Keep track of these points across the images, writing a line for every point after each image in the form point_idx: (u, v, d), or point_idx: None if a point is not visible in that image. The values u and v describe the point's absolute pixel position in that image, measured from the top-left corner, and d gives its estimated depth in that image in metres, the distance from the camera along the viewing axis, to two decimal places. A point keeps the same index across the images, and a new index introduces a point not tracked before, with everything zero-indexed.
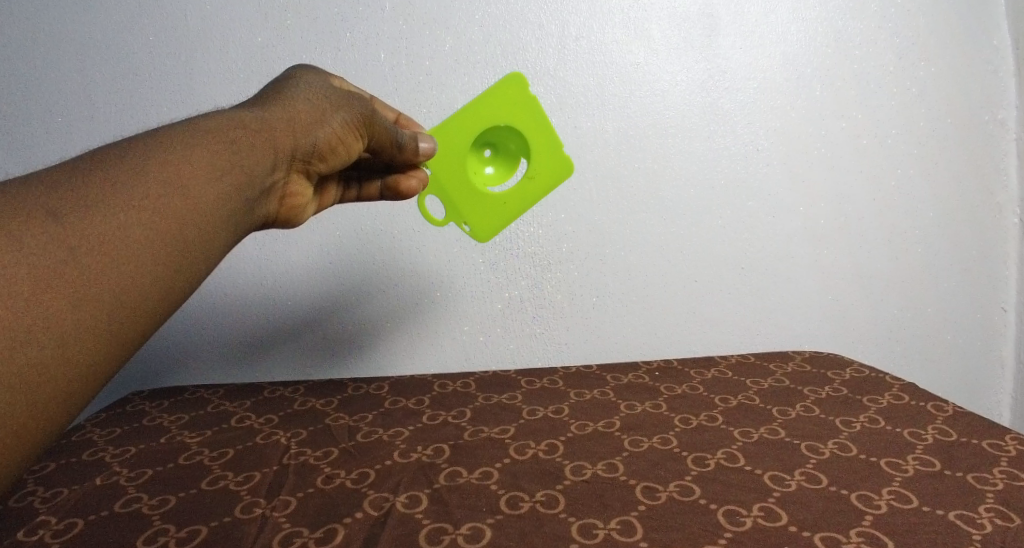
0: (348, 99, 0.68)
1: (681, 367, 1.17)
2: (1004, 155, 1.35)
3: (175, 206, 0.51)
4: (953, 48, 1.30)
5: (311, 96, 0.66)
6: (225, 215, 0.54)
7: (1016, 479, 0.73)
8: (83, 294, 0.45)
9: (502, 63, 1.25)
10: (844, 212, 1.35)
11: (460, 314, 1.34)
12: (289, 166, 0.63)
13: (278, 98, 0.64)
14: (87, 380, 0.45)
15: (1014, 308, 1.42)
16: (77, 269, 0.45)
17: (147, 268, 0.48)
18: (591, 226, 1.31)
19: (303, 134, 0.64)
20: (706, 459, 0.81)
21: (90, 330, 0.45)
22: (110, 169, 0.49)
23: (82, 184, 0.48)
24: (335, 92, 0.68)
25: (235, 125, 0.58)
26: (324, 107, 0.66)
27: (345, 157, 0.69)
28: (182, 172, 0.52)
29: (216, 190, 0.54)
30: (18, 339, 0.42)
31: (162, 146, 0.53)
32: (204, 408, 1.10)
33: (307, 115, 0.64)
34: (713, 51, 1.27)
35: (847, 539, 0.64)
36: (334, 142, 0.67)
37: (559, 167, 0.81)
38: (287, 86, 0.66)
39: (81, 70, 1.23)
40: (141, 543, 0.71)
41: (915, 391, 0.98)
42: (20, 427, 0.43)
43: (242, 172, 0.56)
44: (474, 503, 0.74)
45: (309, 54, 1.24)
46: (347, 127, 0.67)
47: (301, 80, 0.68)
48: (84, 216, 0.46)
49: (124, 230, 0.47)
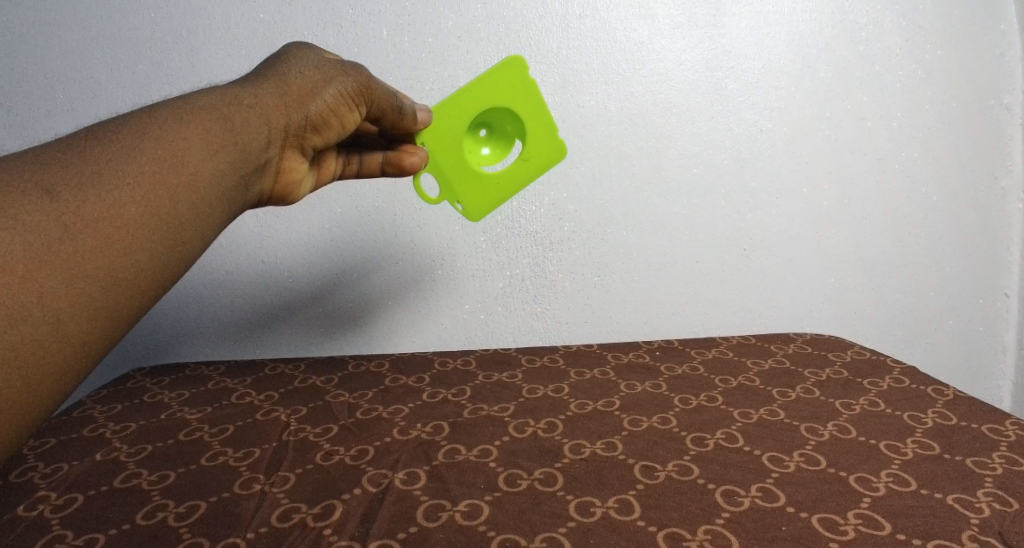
0: (342, 69, 0.67)
1: (682, 347, 1.17)
2: (1009, 140, 1.33)
3: (169, 184, 0.50)
4: (960, 31, 1.28)
5: (304, 69, 0.64)
6: (221, 191, 0.54)
7: (1015, 464, 0.73)
8: (78, 271, 0.44)
9: (504, 41, 1.23)
10: (847, 194, 1.33)
11: (461, 292, 1.33)
12: (283, 141, 0.63)
13: (270, 72, 0.63)
14: (83, 355, 0.45)
15: (1017, 293, 1.41)
16: (71, 245, 0.44)
17: (141, 245, 0.48)
18: (592, 207, 1.31)
19: (296, 108, 0.63)
20: (705, 439, 0.81)
21: (84, 307, 0.44)
22: (105, 147, 0.49)
23: (76, 163, 0.47)
24: (328, 62, 0.66)
25: (226, 101, 0.57)
26: (317, 79, 0.64)
27: (340, 130, 0.68)
28: (176, 149, 0.51)
29: (210, 167, 0.53)
30: (14, 316, 0.41)
31: (155, 123, 0.52)
32: (204, 384, 1.10)
33: (299, 88, 0.63)
34: (718, 30, 1.25)
35: (845, 520, 0.64)
36: (328, 115, 0.65)
37: (554, 147, 0.80)
38: (278, 61, 0.65)
39: (81, 46, 1.22)
40: (140, 518, 0.71)
41: (915, 375, 0.98)
42: (18, 401, 0.42)
43: (236, 148, 0.56)
44: (472, 480, 0.75)
45: (310, 31, 1.22)
46: (343, 98, 0.66)
47: (294, 54, 0.66)
48: (77, 194, 0.46)
49: (118, 207, 0.47)
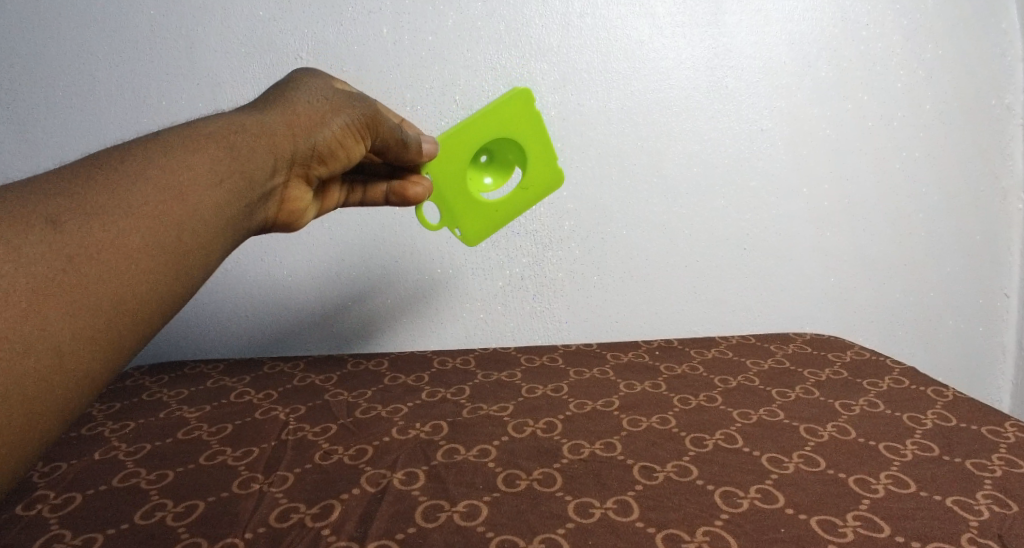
0: (349, 100, 0.66)
1: (681, 346, 1.17)
2: (1010, 140, 1.33)
3: (173, 214, 0.49)
4: (962, 31, 1.28)
5: (312, 99, 0.64)
6: (223, 221, 0.53)
7: (1015, 466, 0.73)
8: (81, 304, 0.44)
9: (505, 39, 1.23)
10: (847, 193, 1.33)
11: (460, 292, 1.33)
12: (288, 170, 0.62)
13: (277, 101, 0.63)
14: (84, 385, 0.44)
15: (1017, 294, 1.41)
16: (75, 277, 0.44)
17: (144, 277, 0.47)
18: (592, 205, 1.30)
19: (301, 138, 0.62)
20: (705, 439, 0.81)
21: (87, 338, 0.44)
22: (111, 177, 0.49)
23: (81, 193, 0.47)
24: (337, 93, 0.66)
25: (233, 130, 0.56)
26: (324, 110, 0.64)
27: (345, 161, 0.68)
28: (181, 179, 0.51)
29: (214, 197, 0.52)
30: (17, 349, 0.41)
31: (161, 152, 0.52)
32: (203, 383, 1.10)
33: (306, 118, 0.63)
34: (719, 29, 1.25)
35: (844, 522, 0.64)
36: (334, 146, 0.65)
37: (551, 179, 0.82)
38: (286, 89, 0.65)
39: (81, 44, 1.21)
40: (139, 518, 0.71)
41: (916, 376, 0.97)
42: (19, 431, 0.41)
43: (240, 178, 0.55)
44: (471, 480, 0.74)
45: (310, 29, 1.22)
46: (348, 130, 0.66)
47: (303, 83, 0.66)
48: (83, 225, 0.45)
49: (122, 237, 0.46)
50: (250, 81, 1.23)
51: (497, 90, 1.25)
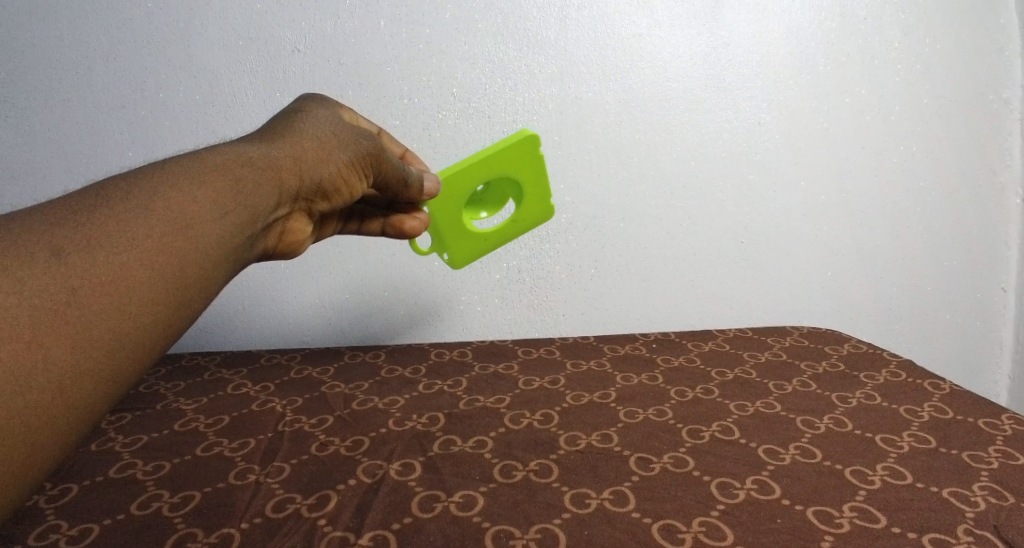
0: (358, 135, 0.64)
1: (679, 340, 1.16)
2: (1008, 135, 1.33)
3: (181, 244, 0.46)
4: (960, 25, 1.28)
5: (322, 130, 0.61)
6: (228, 255, 0.49)
7: (1011, 458, 0.73)
8: (83, 339, 0.40)
9: (502, 32, 1.23)
10: (845, 187, 1.33)
11: (458, 285, 1.32)
12: (294, 202, 0.59)
13: (286, 129, 0.59)
14: (86, 419, 0.41)
15: (1014, 288, 1.41)
16: (78, 310, 0.41)
17: (149, 310, 0.43)
18: (590, 198, 1.30)
19: (310, 170, 0.59)
20: (701, 431, 0.81)
21: (88, 371, 0.41)
22: (116, 206, 0.45)
23: (84, 224, 0.43)
24: (346, 125, 0.64)
25: (243, 159, 0.53)
26: (333, 143, 0.61)
27: (349, 195, 0.65)
28: (188, 209, 0.47)
29: (221, 229, 0.49)
30: (17, 384, 0.38)
31: (167, 181, 0.48)
32: (200, 376, 1.09)
33: (315, 149, 0.60)
34: (717, 22, 1.25)
35: (840, 513, 0.64)
36: (339, 180, 0.62)
37: (544, 213, 0.82)
38: (293, 117, 0.61)
39: (78, 36, 1.20)
40: (135, 509, 0.71)
41: (912, 369, 0.98)
42: (21, 463, 0.39)
43: (249, 210, 0.51)
44: (467, 471, 0.74)
45: (308, 21, 1.21)
46: (353, 166, 0.63)
47: (313, 111, 0.63)
48: (87, 255, 0.42)
49: (126, 268, 0.43)
50: (248, 74, 1.22)
51: (495, 81, 1.24)
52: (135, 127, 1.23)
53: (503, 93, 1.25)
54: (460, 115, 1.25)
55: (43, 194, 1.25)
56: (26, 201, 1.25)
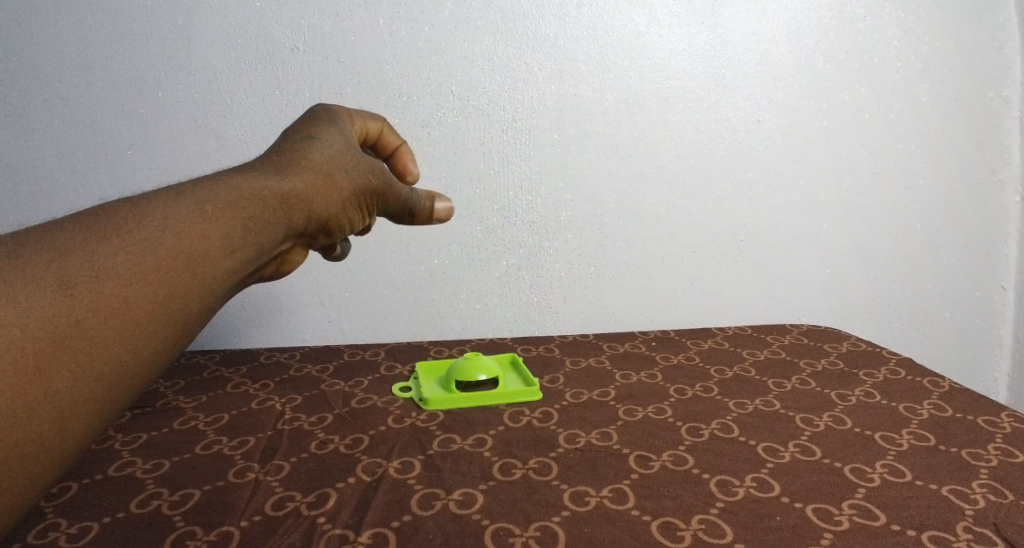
0: (369, 168, 0.62)
1: (678, 338, 1.16)
2: (1007, 133, 1.34)
3: (189, 279, 0.44)
4: (959, 23, 1.30)
5: (338, 158, 0.60)
6: (230, 294, 0.48)
7: (1011, 455, 0.73)
8: (85, 375, 0.38)
9: (501, 29, 1.23)
10: (845, 185, 1.33)
11: (457, 283, 1.32)
12: (303, 232, 0.57)
13: (303, 155, 0.58)
14: (69, 456, 0.38)
15: (1013, 286, 1.42)
16: (79, 346, 0.38)
17: (151, 347, 0.42)
18: (589, 196, 1.30)
19: (323, 201, 0.57)
20: (700, 429, 0.81)
21: (88, 407, 0.39)
22: (123, 235, 0.42)
23: (92, 250, 0.41)
24: (360, 156, 0.62)
25: (258, 190, 0.51)
26: (346, 174, 0.60)
27: (354, 226, 0.64)
28: (197, 245, 0.45)
29: (229, 265, 0.47)
30: (18, 417, 0.36)
31: (175, 212, 0.45)
32: (199, 374, 1.09)
33: (331, 179, 0.58)
34: (716, 20, 1.25)
35: (840, 511, 0.64)
36: (348, 212, 0.61)
37: None
38: (304, 140, 0.59)
39: (77, 34, 1.20)
40: (134, 507, 0.71)
41: (911, 367, 0.98)
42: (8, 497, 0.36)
43: (256, 248, 0.49)
44: (467, 469, 0.74)
45: (308, 19, 1.21)
46: (359, 200, 0.61)
47: (329, 136, 0.61)
48: (92, 288, 0.39)
49: (133, 302, 0.41)
50: (247, 72, 1.22)
51: (494, 79, 1.24)
52: (134, 125, 1.23)
53: (502, 91, 1.25)
54: (459, 113, 1.25)
55: (42, 194, 1.25)
56: (24, 201, 1.25)
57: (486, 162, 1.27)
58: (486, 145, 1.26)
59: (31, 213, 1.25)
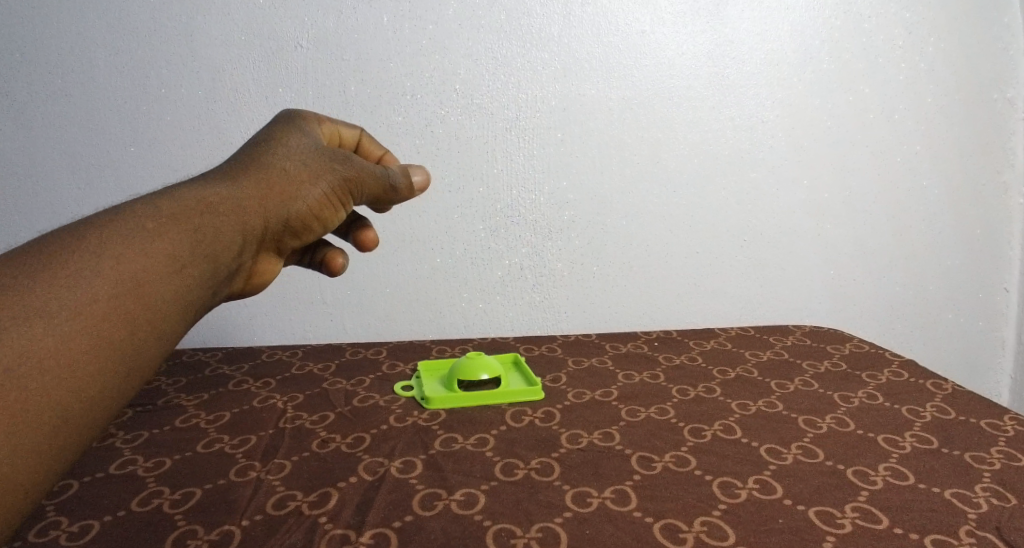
0: (329, 166, 0.64)
1: (681, 338, 1.16)
2: (1011, 133, 1.34)
3: (131, 304, 0.46)
4: (964, 23, 1.29)
5: (290, 164, 0.62)
6: (185, 309, 0.50)
7: (1013, 459, 0.73)
8: (29, 416, 0.39)
9: (506, 28, 1.23)
10: (848, 186, 1.33)
11: (459, 281, 1.32)
12: (259, 242, 0.59)
13: (251, 167, 0.60)
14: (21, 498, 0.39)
15: (1016, 288, 1.42)
16: (22, 384, 0.39)
17: (94, 379, 0.42)
18: (592, 195, 1.29)
19: (274, 208, 0.60)
20: (703, 430, 0.81)
21: (31, 449, 0.39)
22: (61, 267, 0.44)
23: (28, 288, 0.42)
24: (317, 158, 0.64)
25: (202, 208, 0.54)
26: (301, 178, 0.62)
27: (323, 228, 0.66)
28: (140, 267, 0.47)
29: (176, 285, 0.49)
30: None
31: (120, 236, 0.48)
32: (201, 371, 1.09)
33: (281, 187, 0.60)
34: (720, 20, 1.25)
35: (842, 514, 0.64)
36: (312, 214, 0.63)
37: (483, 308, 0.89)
38: (259, 149, 0.63)
39: (79, 30, 1.19)
40: (135, 505, 0.71)
41: (914, 369, 0.98)
42: None
43: (205, 263, 0.52)
44: (469, 469, 0.74)
45: (312, 16, 1.21)
46: (327, 197, 0.64)
47: (284, 143, 0.64)
48: (30, 325, 0.41)
49: (72, 336, 0.42)
50: (251, 69, 1.22)
51: (499, 78, 1.24)
52: (136, 122, 1.23)
53: (506, 90, 1.25)
54: (463, 111, 1.25)
55: (43, 190, 1.24)
56: (24, 196, 1.24)
57: (489, 161, 1.27)
58: (490, 144, 1.26)
59: (31, 209, 1.25)
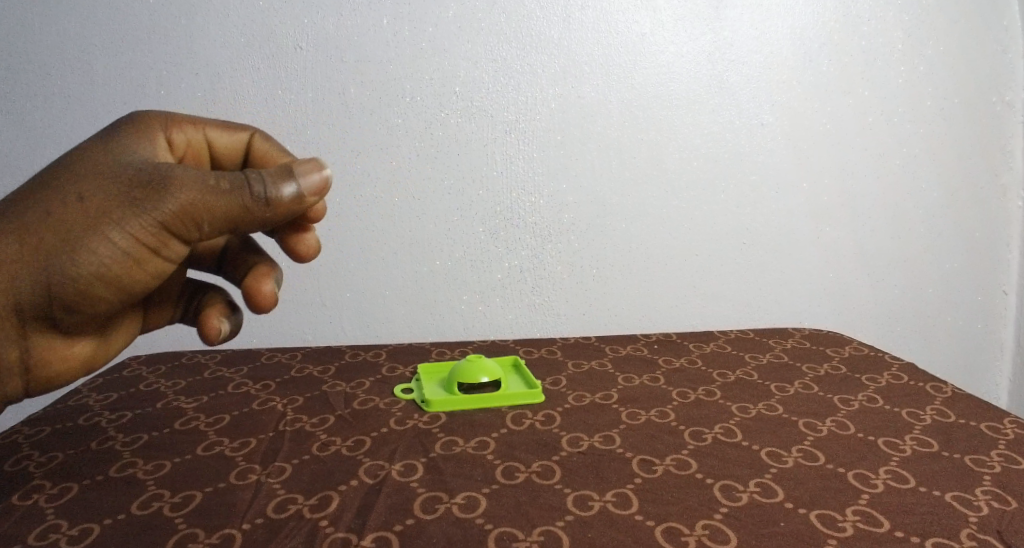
0: (119, 206, 0.55)
1: (681, 341, 1.16)
2: (1010, 136, 1.35)
3: None
4: (963, 26, 1.30)
5: (71, 213, 0.54)
6: None
7: (1013, 462, 0.73)
8: None
9: (506, 30, 1.23)
10: (847, 188, 1.33)
11: (459, 284, 1.32)
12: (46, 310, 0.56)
13: (22, 221, 0.54)
14: None
15: (1015, 291, 1.42)
16: None
17: None
18: (591, 197, 1.30)
19: (49, 270, 0.54)
20: (703, 433, 0.81)
21: None
22: None
23: None
24: (106, 194, 0.55)
25: None
26: (85, 227, 0.54)
27: (140, 275, 0.58)
28: None
29: None
30: None
31: None
32: (200, 374, 1.09)
33: (59, 245, 0.54)
34: (720, 22, 1.26)
35: (844, 517, 0.64)
36: (107, 264, 0.55)
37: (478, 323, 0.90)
38: (37, 191, 0.55)
39: (78, 32, 1.19)
40: (135, 509, 0.70)
41: (913, 372, 0.98)
42: None
43: None
44: (469, 472, 0.74)
45: (312, 18, 1.21)
46: (120, 245, 0.55)
47: (66, 180, 0.55)
48: None
49: None
50: (250, 71, 1.22)
51: (499, 81, 1.24)
52: None
53: (506, 92, 1.25)
54: (462, 114, 1.25)
55: None
56: None
57: (489, 163, 1.27)
58: (490, 146, 1.26)
59: None
